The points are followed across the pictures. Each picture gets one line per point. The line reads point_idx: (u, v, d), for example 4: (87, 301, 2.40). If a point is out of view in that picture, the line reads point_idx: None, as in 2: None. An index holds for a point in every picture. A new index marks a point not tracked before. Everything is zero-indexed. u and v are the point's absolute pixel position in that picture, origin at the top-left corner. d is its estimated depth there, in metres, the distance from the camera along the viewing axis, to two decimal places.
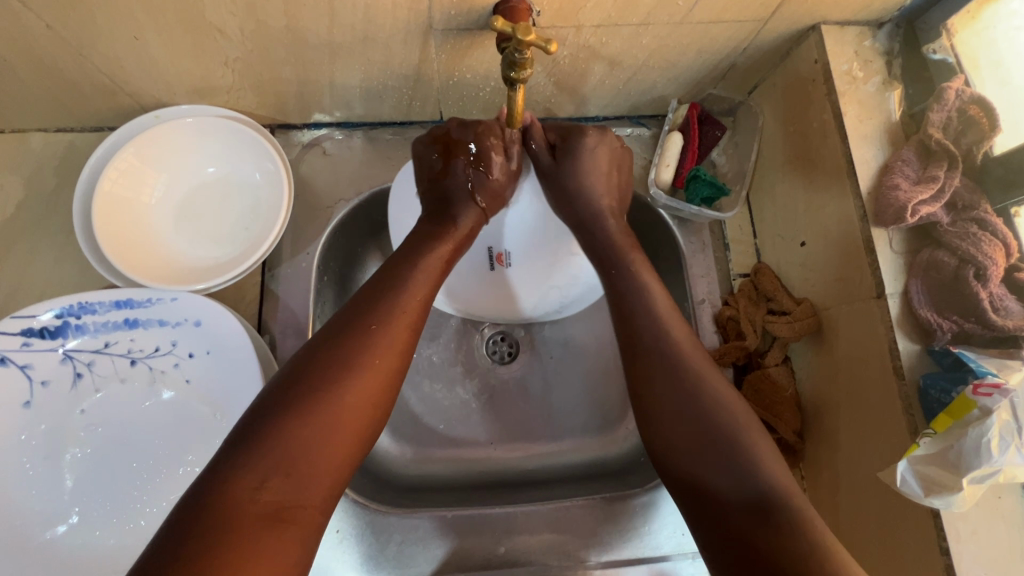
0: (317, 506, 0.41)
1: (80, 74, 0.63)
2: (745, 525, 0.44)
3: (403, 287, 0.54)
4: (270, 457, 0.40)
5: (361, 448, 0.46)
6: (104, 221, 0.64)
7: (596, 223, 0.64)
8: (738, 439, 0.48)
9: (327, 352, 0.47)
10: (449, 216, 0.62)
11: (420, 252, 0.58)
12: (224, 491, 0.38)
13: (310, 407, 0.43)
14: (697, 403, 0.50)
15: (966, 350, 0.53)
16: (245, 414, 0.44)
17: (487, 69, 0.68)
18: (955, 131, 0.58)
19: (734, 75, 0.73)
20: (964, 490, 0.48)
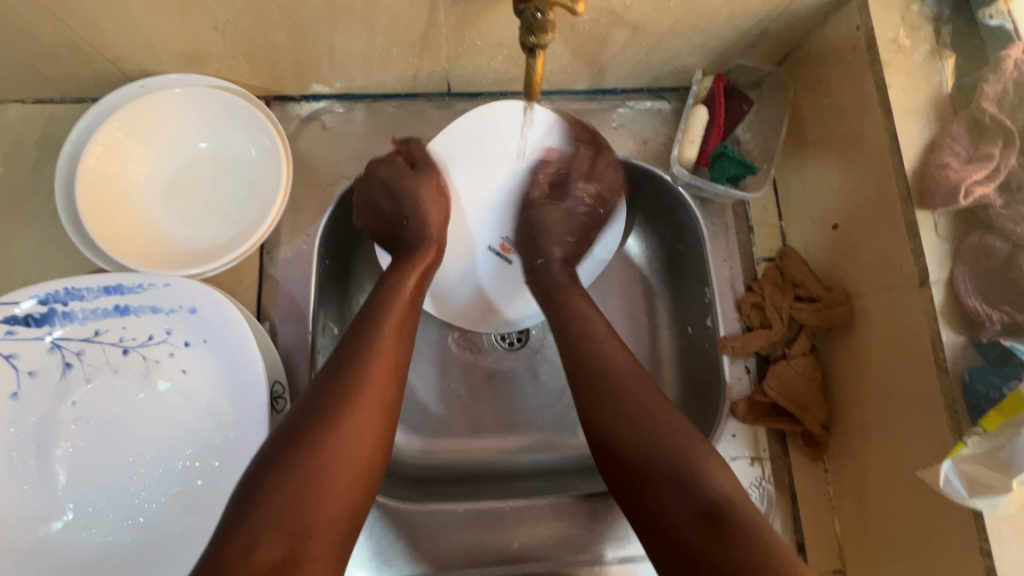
0: (318, 558, 0.42)
1: (57, 38, 0.58)
2: (702, 543, 0.45)
3: (380, 325, 0.54)
4: (265, 515, 0.42)
5: (361, 492, 0.47)
6: (88, 201, 0.59)
7: (542, 267, 0.67)
8: (679, 451, 0.50)
9: (315, 406, 0.48)
10: (411, 246, 0.64)
11: (391, 289, 0.58)
12: (225, 555, 0.40)
13: (301, 460, 0.45)
14: (637, 419, 0.52)
15: (1018, 343, 0.49)
16: (244, 475, 0.45)
17: (500, 35, 0.63)
18: (1011, 105, 0.53)
19: (765, 44, 0.69)
20: (1012, 491, 0.45)
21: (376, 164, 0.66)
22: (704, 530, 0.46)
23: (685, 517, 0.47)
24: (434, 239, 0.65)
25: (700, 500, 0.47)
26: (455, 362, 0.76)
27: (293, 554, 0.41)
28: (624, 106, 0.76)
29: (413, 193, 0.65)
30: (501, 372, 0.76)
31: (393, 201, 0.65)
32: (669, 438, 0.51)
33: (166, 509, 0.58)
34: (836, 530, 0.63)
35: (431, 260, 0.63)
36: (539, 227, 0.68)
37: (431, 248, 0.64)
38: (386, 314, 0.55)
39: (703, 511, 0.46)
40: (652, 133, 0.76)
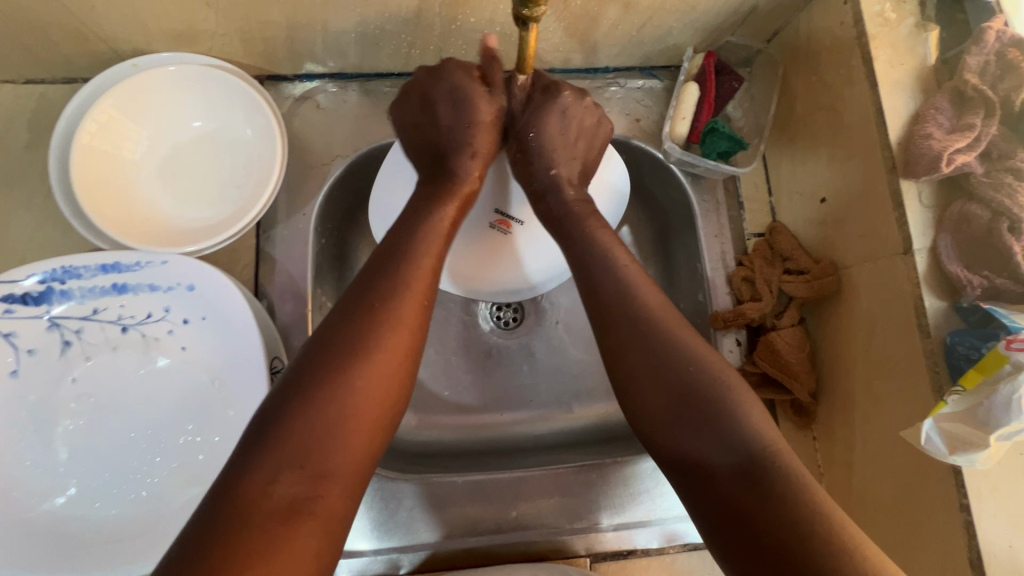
0: (336, 499, 0.42)
1: (47, 17, 0.57)
2: (734, 492, 0.44)
3: (408, 259, 0.52)
4: (284, 450, 0.42)
5: (381, 433, 0.46)
6: (83, 179, 0.60)
7: (552, 192, 0.62)
8: (722, 398, 0.48)
9: (337, 341, 0.47)
10: (450, 174, 0.60)
11: (424, 215, 0.56)
12: (240, 488, 0.40)
13: (324, 394, 0.44)
14: (671, 362, 0.50)
15: (996, 306, 0.51)
16: (259, 409, 0.44)
17: (493, 11, 0.63)
18: (992, 76, 0.54)
19: (755, 20, 0.70)
20: (989, 447, 0.47)
21: (447, 65, 0.63)
22: (747, 488, 0.43)
23: (724, 470, 0.45)
24: (476, 171, 0.61)
25: (743, 454, 0.45)
26: (450, 339, 0.77)
27: (310, 494, 0.41)
28: (616, 85, 0.77)
29: (473, 101, 0.61)
30: (497, 350, 0.77)
31: (456, 107, 0.62)
32: (721, 389, 0.48)
33: (170, 482, 0.59)
34: None
35: (468, 192, 0.60)
36: (541, 139, 0.63)
37: (468, 179, 0.60)
38: (417, 249, 0.53)
39: (745, 461, 0.44)
40: (643, 111, 0.77)
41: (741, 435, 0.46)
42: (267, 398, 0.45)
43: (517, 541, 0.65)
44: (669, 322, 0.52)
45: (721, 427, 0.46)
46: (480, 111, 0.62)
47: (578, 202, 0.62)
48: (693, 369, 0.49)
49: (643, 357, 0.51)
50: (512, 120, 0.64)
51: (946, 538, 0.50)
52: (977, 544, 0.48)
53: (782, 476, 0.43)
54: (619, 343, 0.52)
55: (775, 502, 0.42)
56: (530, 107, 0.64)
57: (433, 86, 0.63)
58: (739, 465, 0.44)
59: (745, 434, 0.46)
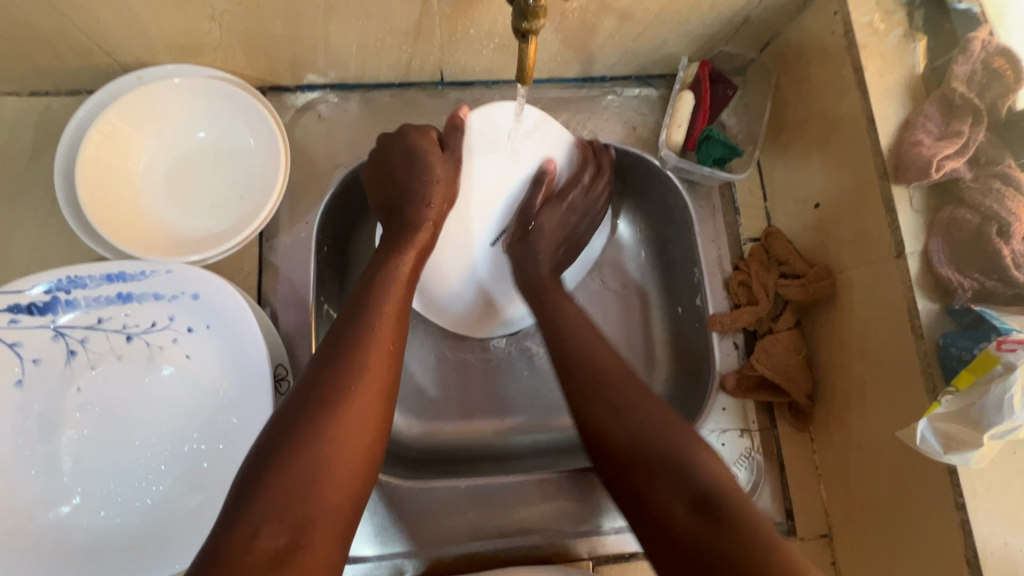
0: (323, 550, 0.41)
1: (53, 30, 0.58)
2: (694, 531, 0.42)
3: (377, 308, 0.54)
4: (266, 502, 0.41)
5: (362, 479, 0.46)
6: (88, 190, 0.60)
7: (530, 262, 0.66)
8: (672, 439, 0.47)
9: (312, 394, 0.47)
10: (406, 221, 0.62)
11: (386, 268, 0.58)
12: (223, 551, 0.39)
13: (302, 446, 0.44)
14: (624, 405, 0.51)
15: (987, 308, 0.52)
16: (239, 469, 0.44)
17: (492, 23, 0.65)
18: (979, 85, 0.56)
19: (747, 31, 0.71)
20: (983, 446, 0.48)
21: (404, 130, 0.65)
22: (699, 521, 0.43)
23: (681, 512, 0.44)
24: (431, 217, 0.63)
25: (699, 487, 0.44)
26: (451, 345, 0.78)
27: (295, 546, 0.40)
28: (613, 93, 0.78)
29: (425, 160, 0.64)
30: (499, 356, 0.78)
31: (411, 165, 0.64)
32: (670, 431, 0.48)
33: (175, 490, 0.59)
34: (824, 496, 0.66)
35: (425, 240, 0.62)
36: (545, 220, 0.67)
37: (427, 227, 0.62)
38: (385, 296, 0.55)
39: (702, 496, 0.44)
40: (640, 119, 0.78)
41: (696, 469, 0.45)
42: (246, 457, 0.45)
43: (520, 545, 0.66)
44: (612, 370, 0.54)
45: (674, 470, 0.46)
46: (434, 166, 0.64)
47: (549, 271, 0.66)
48: (644, 407, 0.50)
49: (600, 405, 0.51)
50: (523, 215, 0.68)
51: (944, 537, 0.51)
52: (974, 542, 0.49)
53: (734, 509, 0.43)
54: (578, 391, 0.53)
55: (733, 535, 0.41)
56: (548, 208, 0.68)
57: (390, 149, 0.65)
58: (694, 498, 0.44)
59: (700, 467, 0.45)
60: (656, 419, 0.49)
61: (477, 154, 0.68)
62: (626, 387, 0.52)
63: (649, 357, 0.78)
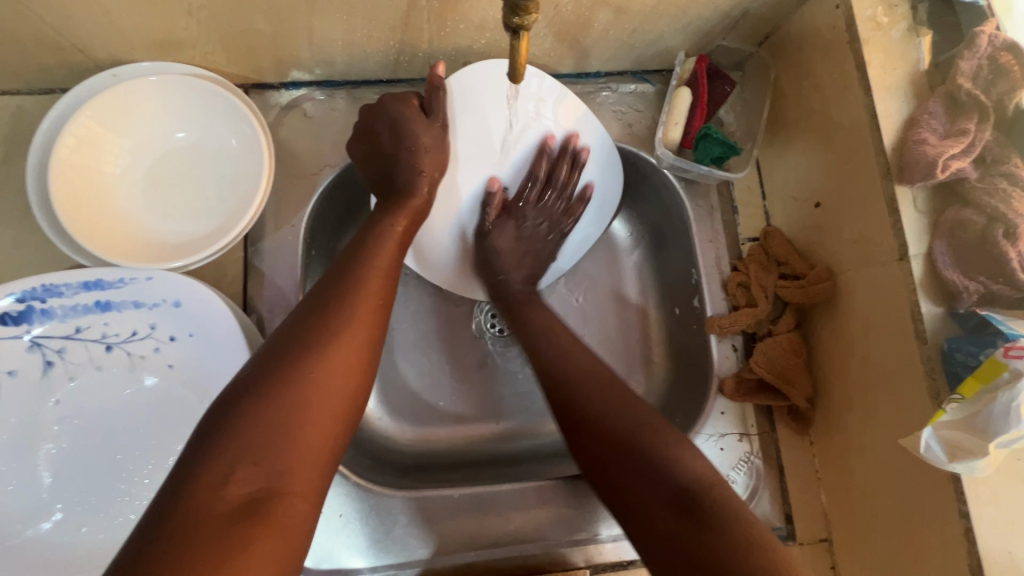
0: (299, 496, 0.40)
1: (21, 26, 0.55)
2: (674, 526, 0.44)
3: (365, 264, 0.54)
4: (238, 444, 0.39)
5: (342, 428, 0.45)
6: (62, 195, 0.58)
7: (502, 284, 0.68)
8: (647, 440, 0.49)
9: (295, 339, 0.46)
10: (400, 189, 0.62)
11: (380, 227, 0.58)
12: (189, 489, 0.37)
13: (280, 387, 0.42)
14: (608, 407, 0.52)
15: (992, 312, 0.51)
16: (209, 411, 0.42)
17: (483, 18, 0.62)
18: (985, 81, 0.54)
19: (746, 25, 0.69)
20: (989, 455, 0.47)
21: (385, 98, 0.64)
22: (681, 521, 0.43)
23: (662, 507, 0.45)
24: (425, 180, 0.63)
25: (677, 486, 0.45)
26: (445, 349, 0.77)
27: (269, 490, 0.39)
28: (608, 89, 0.76)
29: (413, 129, 0.62)
30: (494, 359, 0.77)
31: (398, 133, 0.62)
32: (647, 432, 0.49)
33: None
34: (823, 501, 0.65)
35: (419, 205, 0.62)
36: (493, 247, 0.69)
37: (421, 194, 0.62)
38: (371, 255, 0.55)
39: (680, 493, 0.45)
40: (636, 115, 0.76)
41: (675, 470, 0.46)
42: (217, 398, 0.43)
43: (515, 554, 0.64)
44: (594, 378, 0.56)
45: (648, 466, 0.47)
46: (422, 135, 0.62)
47: (523, 286, 0.69)
48: (624, 409, 0.52)
49: (585, 413, 0.53)
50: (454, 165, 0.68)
51: (949, 545, 0.50)
52: (978, 551, 0.48)
53: (714, 506, 0.44)
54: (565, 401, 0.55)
55: (706, 525, 0.42)
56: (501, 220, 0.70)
57: (375, 119, 0.63)
58: (673, 496, 0.45)
59: (676, 468, 0.46)
60: (636, 425, 0.50)
61: (463, 121, 0.66)
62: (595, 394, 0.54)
63: (645, 359, 0.77)
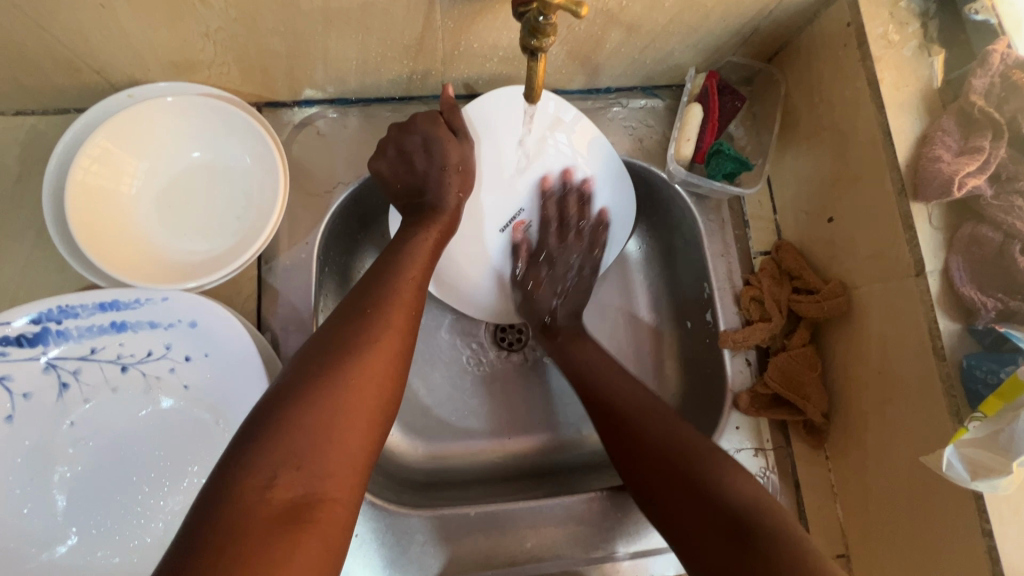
0: (337, 501, 0.41)
1: (39, 49, 0.56)
2: (727, 554, 0.47)
3: (399, 273, 0.55)
4: (279, 448, 0.40)
5: (376, 435, 0.46)
6: (78, 215, 0.58)
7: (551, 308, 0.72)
8: (698, 466, 0.53)
9: (331, 346, 0.47)
10: (432, 205, 0.63)
11: (413, 239, 0.60)
12: (232, 493, 0.38)
13: (318, 394, 0.43)
14: (655, 439, 0.56)
15: (1013, 329, 0.51)
16: (247, 416, 0.43)
17: (496, 37, 0.63)
18: (997, 98, 0.55)
19: (756, 41, 0.69)
20: (1013, 473, 0.47)
21: (415, 118, 0.64)
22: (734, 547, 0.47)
23: (717, 534, 0.49)
24: (456, 198, 0.64)
25: (730, 514, 0.49)
26: (458, 364, 0.77)
27: (310, 494, 0.40)
28: (618, 105, 0.77)
29: (444, 147, 0.63)
30: (505, 374, 0.77)
31: (430, 153, 0.63)
32: (694, 459, 0.53)
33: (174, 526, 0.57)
34: (840, 517, 0.64)
35: (449, 220, 0.63)
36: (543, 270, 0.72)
37: (450, 210, 0.63)
38: (404, 265, 0.57)
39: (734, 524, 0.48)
40: (646, 130, 0.76)
41: (727, 496, 0.50)
42: (256, 405, 0.44)
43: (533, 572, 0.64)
44: (644, 408, 0.60)
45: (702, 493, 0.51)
46: (451, 153, 0.63)
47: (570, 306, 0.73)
48: (670, 438, 0.56)
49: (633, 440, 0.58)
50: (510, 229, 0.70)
51: (973, 563, 0.50)
52: (1002, 570, 0.48)
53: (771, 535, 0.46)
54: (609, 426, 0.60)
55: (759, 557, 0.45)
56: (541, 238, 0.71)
57: (404, 138, 0.64)
58: (726, 524, 0.48)
59: (728, 496, 0.50)
60: (683, 449, 0.54)
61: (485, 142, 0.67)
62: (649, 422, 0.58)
63: (657, 372, 0.76)
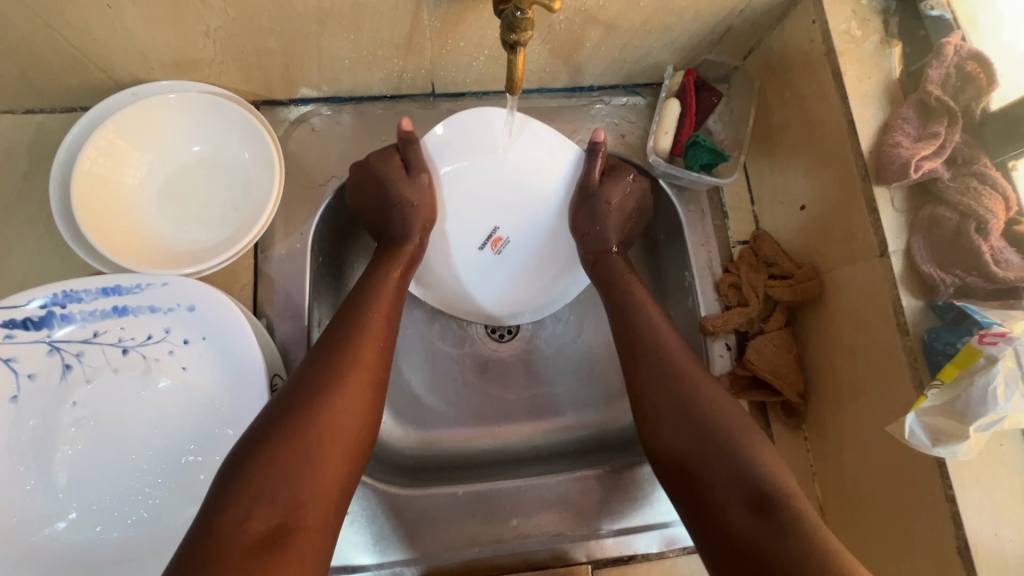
0: (311, 527, 0.46)
1: (49, 49, 0.59)
2: (746, 526, 0.49)
3: (368, 308, 0.59)
4: (255, 487, 0.46)
5: (350, 463, 0.51)
6: (83, 205, 0.61)
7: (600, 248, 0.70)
8: (734, 438, 0.54)
9: (304, 385, 0.52)
10: (393, 240, 0.66)
11: (377, 276, 0.63)
12: (216, 526, 0.44)
13: (293, 432, 0.49)
14: (691, 403, 0.57)
15: (969, 304, 0.54)
16: (231, 450, 0.49)
17: (481, 36, 0.66)
18: (954, 88, 0.58)
19: (730, 40, 0.73)
20: (969, 438, 0.49)
21: (370, 157, 0.67)
22: (755, 520, 0.49)
23: (738, 506, 0.51)
24: (419, 233, 0.67)
25: (756, 488, 0.51)
26: (449, 353, 0.79)
27: (286, 524, 0.45)
28: (601, 102, 0.80)
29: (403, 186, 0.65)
30: (494, 362, 0.79)
31: (390, 191, 0.66)
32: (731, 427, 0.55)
33: (170, 502, 0.59)
34: (819, 497, 0.66)
35: (413, 252, 0.66)
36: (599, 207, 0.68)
37: (412, 242, 0.66)
38: (374, 299, 0.60)
39: (758, 500, 0.50)
40: (628, 126, 0.80)
41: (759, 472, 0.52)
42: (238, 439, 0.49)
43: (518, 549, 0.65)
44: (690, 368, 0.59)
45: (731, 462, 0.53)
46: (409, 193, 0.66)
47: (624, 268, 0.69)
48: (712, 403, 0.56)
49: (664, 397, 0.58)
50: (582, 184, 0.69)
51: (939, 530, 0.52)
52: (965, 533, 0.50)
53: (794, 513, 0.49)
54: (641, 385, 0.60)
55: (782, 531, 0.48)
56: (606, 180, 0.69)
57: (364, 175, 0.67)
58: (750, 498, 0.50)
59: (758, 471, 0.52)
60: (723, 420, 0.55)
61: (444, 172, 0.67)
62: (699, 384, 0.58)
63: None
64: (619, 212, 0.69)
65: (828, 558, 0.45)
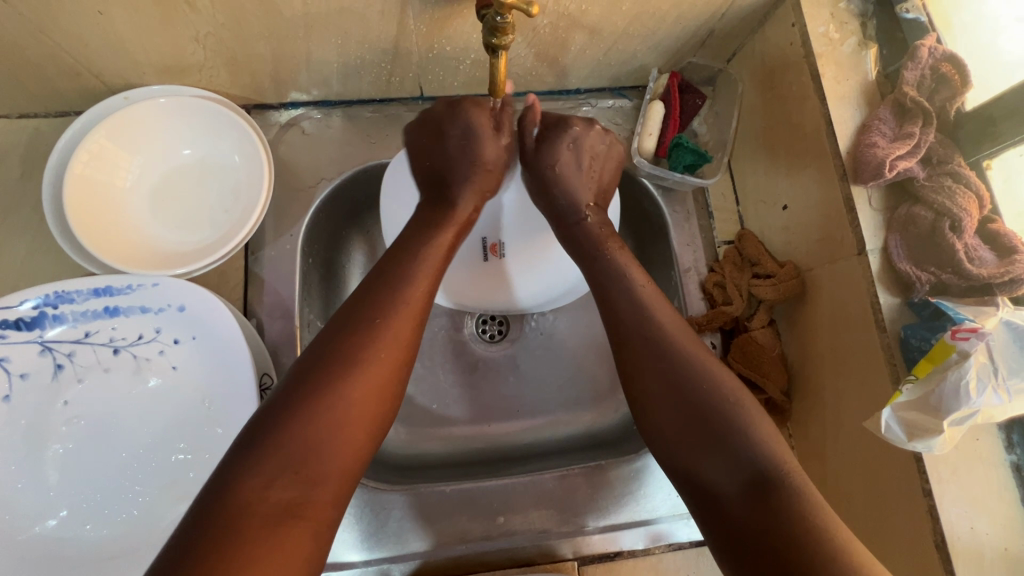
0: (326, 502, 0.45)
1: (42, 56, 0.60)
2: (744, 509, 0.47)
3: (404, 276, 0.56)
4: (276, 456, 0.44)
5: (370, 440, 0.49)
6: (75, 207, 0.62)
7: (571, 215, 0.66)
8: (730, 417, 0.52)
9: (334, 354, 0.50)
10: (450, 200, 0.65)
11: (420, 241, 0.60)
12: (232, 495, 0.42)
13: (318, 403, 0.47)
14: (684, 381, 0.54)
15: (944, 300, 0.55)
16: (251, 417, 0.47)
17: (467, 40, 0.67)
18: (928, 89, 0.59)
19: (713, 43, 0.74)
20: (943, 432, 0.50)
21: (436, 118, 0.68)
22: (752, 502, 0.47)
23: (737, 488, 0.49)
24: (475, 200, 0.66)
25: (753, 467, 0.49)
26: (438, 352, 0.80)
27: (303, 497, 0.44)
28: (587, 105, 0.81)
29: (477, 142, 0.67)
30: (483, 363, 0.80)
31: (463, 143, 0.67)
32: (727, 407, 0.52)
33: (159, 500, 0.60)
34: None
35: (465, 217, 0.66)
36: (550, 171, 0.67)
37: (468, 209, 0.66)
38: (411, 266, 0.58)
39: (755, 481, 0.48)
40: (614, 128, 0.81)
41: (757, 450, 0.49)
42: (258, 407, 0.47)
43: (506, 546, 0.66)
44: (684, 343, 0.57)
45: (729, 443, 0.50)
46: (488, 151, 0.67)
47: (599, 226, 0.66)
48: (707, 378, 0.54)
49: (658, 377, 0.55)
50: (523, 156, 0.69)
51: (916, 523, 0.52)
52: (941, 526, 0.50)
53: (789, 491, 0.47)
54: (631, 365, 0.57)
55: (776, 512, 0.46)
56: (542, 145, 0.68)
57: (432, 134, 0.68)
58: (748, 479, 0.48)
59: (752, 450, 0.50)
60: (716, 397, 0.53)
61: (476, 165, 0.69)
62: (692, 357, 0.55)
63: None
64: (573, 176, 0.67)
65: (824, 533, 0.44)
